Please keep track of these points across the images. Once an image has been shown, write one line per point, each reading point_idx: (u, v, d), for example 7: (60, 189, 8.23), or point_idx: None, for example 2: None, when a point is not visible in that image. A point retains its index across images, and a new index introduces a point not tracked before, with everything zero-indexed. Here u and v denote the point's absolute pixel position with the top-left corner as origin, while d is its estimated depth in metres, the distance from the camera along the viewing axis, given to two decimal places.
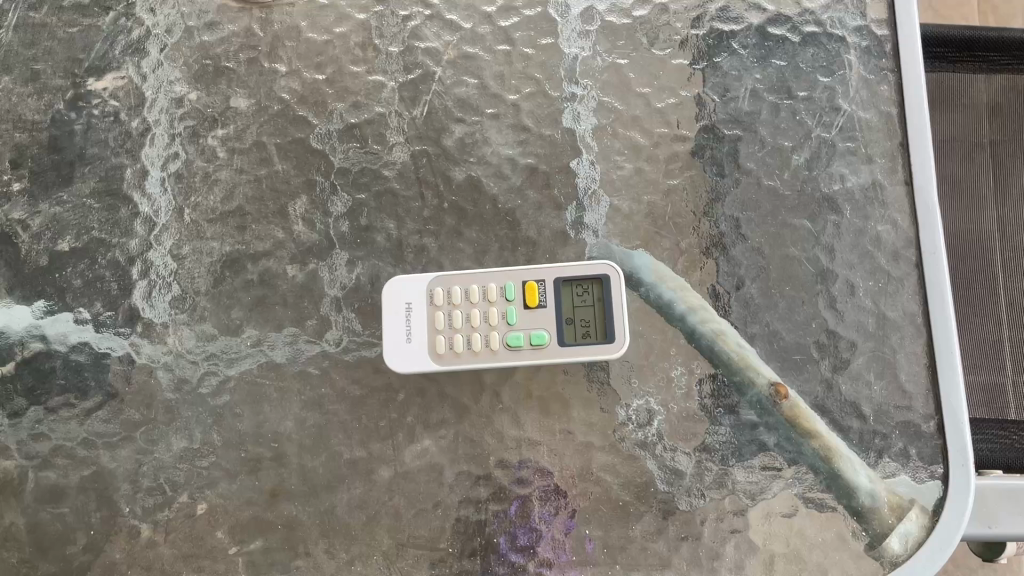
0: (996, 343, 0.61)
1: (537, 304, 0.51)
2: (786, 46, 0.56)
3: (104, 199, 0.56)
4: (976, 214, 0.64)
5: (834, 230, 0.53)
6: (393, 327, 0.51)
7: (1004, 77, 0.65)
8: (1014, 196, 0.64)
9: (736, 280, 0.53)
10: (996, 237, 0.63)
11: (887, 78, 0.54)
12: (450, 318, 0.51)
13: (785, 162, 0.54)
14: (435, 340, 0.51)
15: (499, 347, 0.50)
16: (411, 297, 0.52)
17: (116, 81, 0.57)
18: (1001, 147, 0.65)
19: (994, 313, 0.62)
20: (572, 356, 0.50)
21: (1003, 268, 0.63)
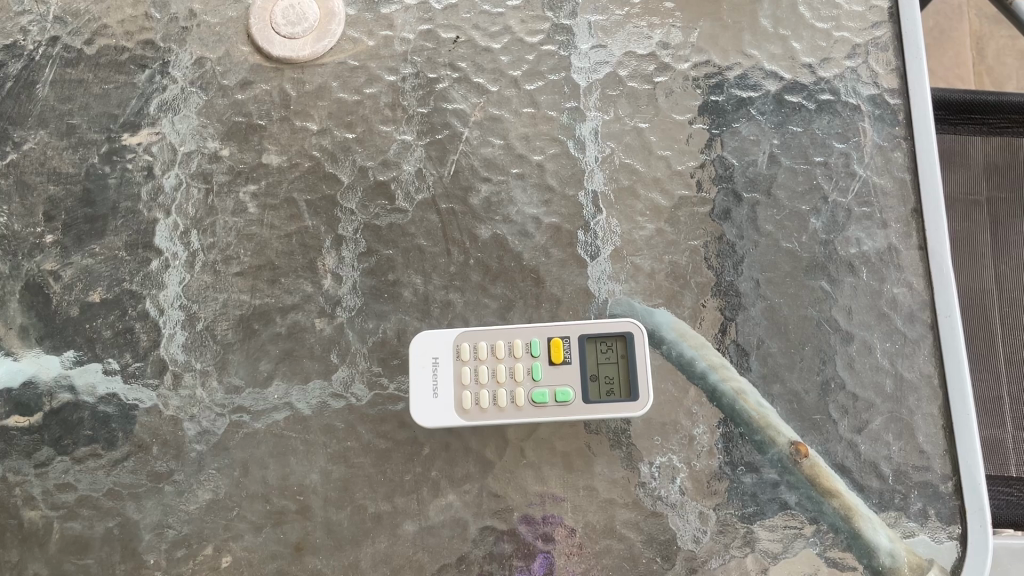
0: (996, 399, 0.62)
1: (562, 361, 0.52)
2: (802, 113, 0.57)
3: (136, 252, 0.57)
4: (976, 271, 0.66)
5: (850, 292, 0.54)
6: (418, 382, 0.52)
7: (999, 139, 0.68)
8: (1011, 255, 0.66)
9: (756, 340, 0.54)
10: (995, 293, 0.65)
11: (900, 146, 0.56)
12: (476, 373, 0.52)
13: (803, 225, 0.56)
14: (460, 396, 0.52)
15: (525, 404, 0.51)
16: (437, 352, 0.53)
17: (151, 137, 0.59)
18: (998, 205, 0.67)
19: (995, 368, 0.63)
20: (596, 414, 0.51)
21: (1002, 323, 0.64)
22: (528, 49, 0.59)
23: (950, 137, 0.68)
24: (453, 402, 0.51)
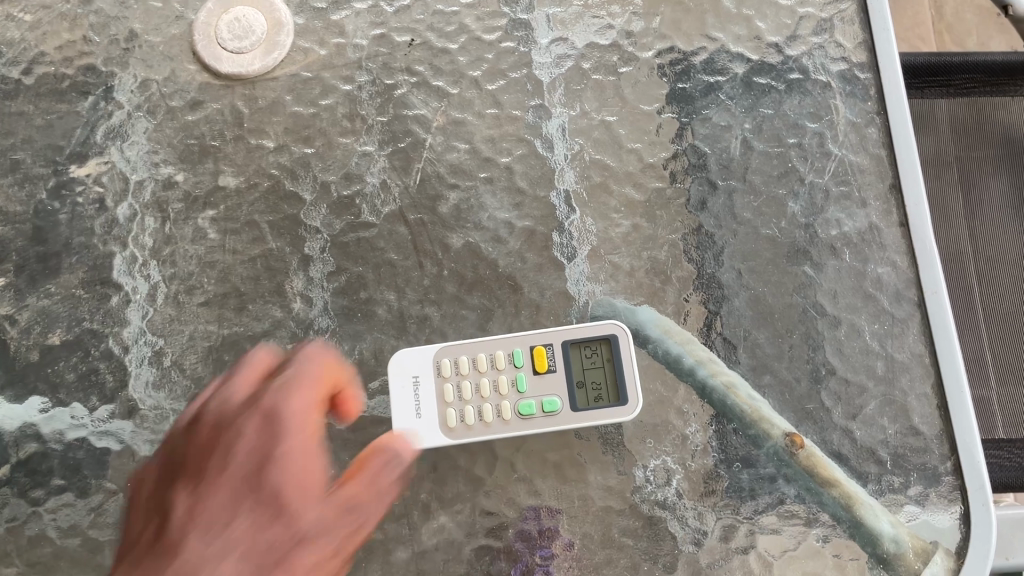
0: (979, 358, 0.61)
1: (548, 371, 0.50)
2: (772, 94, 0.56)
3: (94, 289, 0.54)
4: (948, 231, 0.64)
5: (835, 275, 0.53)
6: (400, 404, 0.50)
7: (966, 100, 0.67)
8: (983, 214, 0.65)
9: (742, 331, 0.53)
10: (969, 253, 0.64)
11: (874, 121, 0.55)
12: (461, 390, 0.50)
13: (782, 210, 0.54)
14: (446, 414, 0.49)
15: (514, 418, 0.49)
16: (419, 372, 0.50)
17: (100, 167, 0.56)
18: (967, 164, 0.66)
19: (976, 326, 0.62)
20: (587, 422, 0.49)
21: (979, 281, 0.63)
22: (487, 47, 0.58)
23: (917, 101, 0.67)
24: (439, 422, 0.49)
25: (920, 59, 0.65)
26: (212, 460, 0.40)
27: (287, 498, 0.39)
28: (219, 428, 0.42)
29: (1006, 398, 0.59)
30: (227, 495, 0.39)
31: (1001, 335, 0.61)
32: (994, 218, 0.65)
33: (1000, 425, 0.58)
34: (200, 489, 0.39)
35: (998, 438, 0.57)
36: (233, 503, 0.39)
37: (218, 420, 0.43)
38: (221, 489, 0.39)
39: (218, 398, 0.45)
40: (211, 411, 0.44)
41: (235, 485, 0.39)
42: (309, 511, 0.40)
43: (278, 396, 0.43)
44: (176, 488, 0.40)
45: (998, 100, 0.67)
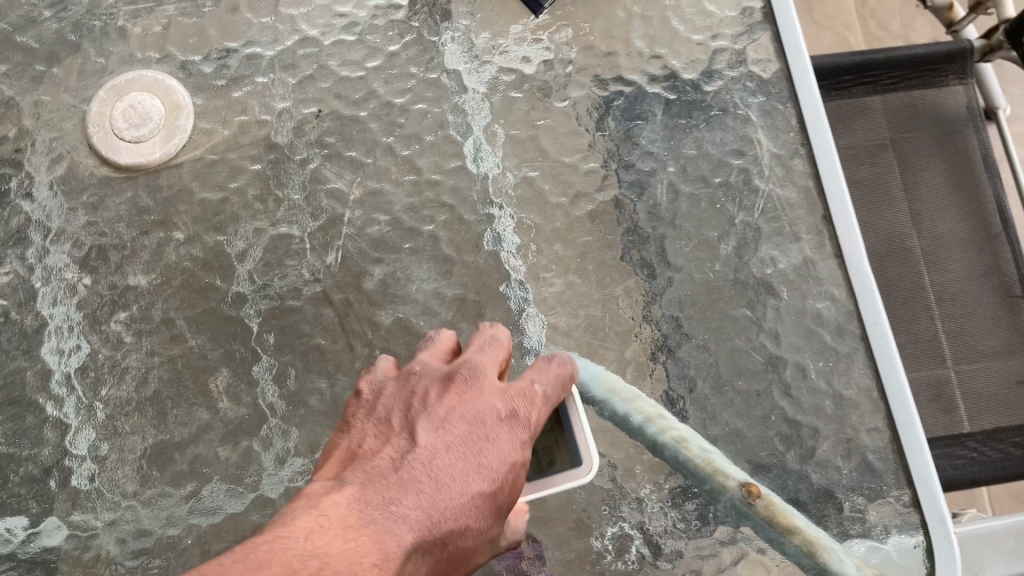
0: (933, 341, 0.61)
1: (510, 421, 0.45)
2: (693, 133, 0.55)
3: (7, 410, 0.52)
4: (891, 215, 0.64)
5: (774, 315, 0.52)
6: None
7: (901, 91, 0.66)
8: (924, 193, 0.64)
9: (688, 382, 0.51)
10: (914, 234, 0.64)
11: (798, 152, 0.53)
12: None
13: (714, 253, 0.53)
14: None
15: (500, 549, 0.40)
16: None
17: (2, 277, 0.54)
18: (903, 145, 0.66)
19: (927, 309, 0.62)
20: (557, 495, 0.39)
21: (927, 262, 0.63)
22: (398, 111, 0.56)
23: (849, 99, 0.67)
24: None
25: (844, 58, 0.66)
26: (457, 421, 0.36)
27: (506, 498, 0.36)
28: (463, 383, 0.38)
29: (964, 381, 0.60)
30: (453, 462, 0.35)
31: (953, 315, 0.62)
32: (937, 201, 0.64)
33: (965, 416, 0.59)
34: (431, 459, 0.35)
35: (961, 431, 0.58)
36: (484, 516, 0.35)
37: (460, 387, 0.37)
38: (460, 490, 0.34)
39: (467, 369, 0.38)
40: (459, 371, 0.38)
41: (446, 471, 0.34)
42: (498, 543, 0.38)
43: (518, 431, 0.37)
44: (370, 466, 0.35)
45: (930, 90, 0.66)
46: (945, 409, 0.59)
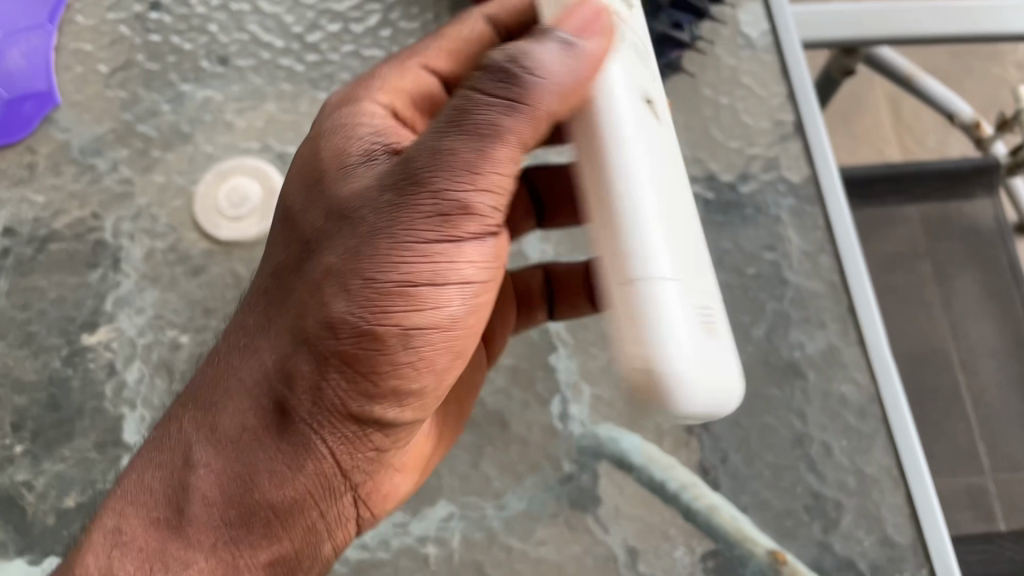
0: (971, 444, 0.73)
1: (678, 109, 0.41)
2: (729, 229, 0.61)
3: (106, 451, 0.58)
4: (928, 323, 0.77)
5: (802, 395, 0.57)
6: (733, 390, 0.36)
7: (929, 204, 0.79)
8: (957, 303, 0.77)
9: (720, 453, 0.56)
10: (949, 341, 0.76)
11: (825, 249, 0.59)
12: (692, 237, 0.38)
13: (747, 335, 0.58)
14: (666, 229, 0.36)
15: (533, 75, 0.37)
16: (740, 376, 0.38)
17: (110, 334, 0.60)
18: (938, 256, 0.78)
19: (963, 411, 0.74)
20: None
21: (962, 368, 0.75)
22: None
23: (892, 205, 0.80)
24: (681, 260, 0.36)
25: (881, 170, 0.81)
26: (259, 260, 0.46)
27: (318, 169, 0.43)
28: None
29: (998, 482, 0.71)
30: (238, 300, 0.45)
31: (988, 419, 0.73)
32: (974, 308, 0.76)
33: (1001, 517, 0.70)
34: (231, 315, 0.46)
35: (999, 529, 0.69)
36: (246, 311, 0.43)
37: None
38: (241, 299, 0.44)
39: None
40: None
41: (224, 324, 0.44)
42: (364, 180, 0.40)
43: (318, 138, 0.45)
44: None
45: (955, 200, 0.79)
46: (983, 515, 0.70)
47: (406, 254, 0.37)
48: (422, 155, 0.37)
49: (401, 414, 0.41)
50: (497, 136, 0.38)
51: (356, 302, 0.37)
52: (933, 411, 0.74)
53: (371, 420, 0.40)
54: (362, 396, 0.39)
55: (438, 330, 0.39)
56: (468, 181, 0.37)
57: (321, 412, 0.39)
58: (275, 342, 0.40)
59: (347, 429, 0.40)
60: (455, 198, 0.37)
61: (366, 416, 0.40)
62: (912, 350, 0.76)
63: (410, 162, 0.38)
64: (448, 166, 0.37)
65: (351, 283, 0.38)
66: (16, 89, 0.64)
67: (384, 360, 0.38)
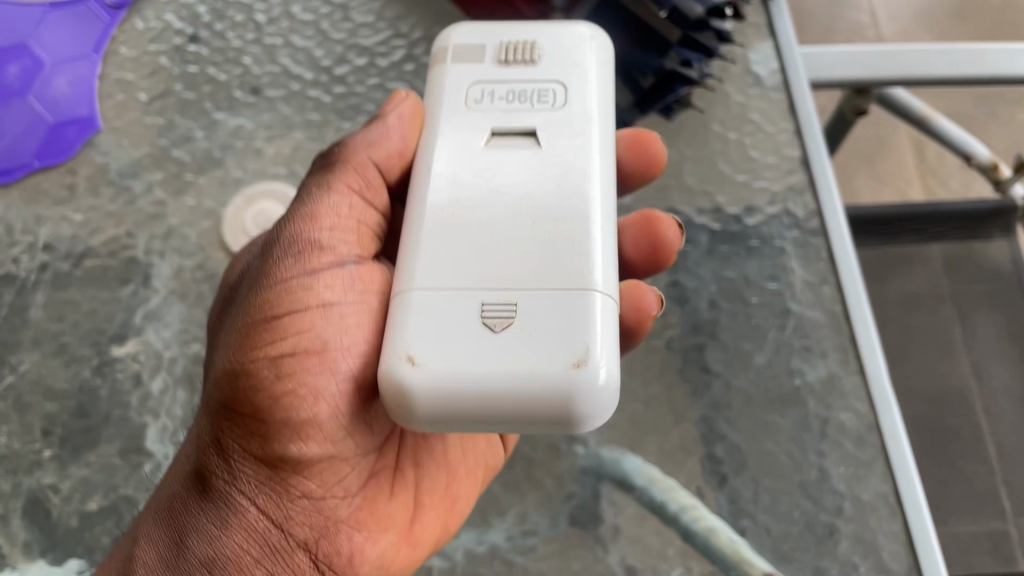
0: (994, 487, 0.76)
1: (559, 120, 0.43)
2: (734, 259, 0.63)
3: (129, 457, 0.60)
4: (954, 367, 0.80)
5: (802, 422, 0.58)
6: (502, 370, 0.36)
7: (947, 242, 0.83)
8: (979, 346, 0.80)
9: (720, 476, 0.57)
10: (973, 386, 0.79)
11: (827, 280, 0.61)
12: (529, 236, 0.40)
13: (749, 362, 0.60)
14: (434, 247, 0.40)
15: (348, 151, 0.47)
16: (581, 346, 0.36)
17: (138, 346, 0.64)
18: (961, 299, 0.81)
19: (985, 454, 0.77)
20: (466, 64, 0.46)
21: (985, 413, 0.78)
22: None
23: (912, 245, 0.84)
24: (443, 271, 0.39)
25: (894, 211, 0.85)
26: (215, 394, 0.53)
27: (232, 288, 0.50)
28: None
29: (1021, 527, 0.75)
30: None
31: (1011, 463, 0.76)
32: (995, 352, 0.79)
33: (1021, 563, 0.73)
34: None
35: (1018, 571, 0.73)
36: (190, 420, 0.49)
37: None
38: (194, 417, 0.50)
39: None
40: None
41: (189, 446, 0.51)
42: (250, 273, 0.46)
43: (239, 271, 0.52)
44: None
45: (973, 242, 0.82)
46: (1003, 557, 0.74)
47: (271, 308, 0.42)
48: (278, 227, 0.46)
49: (306, 448, 0.42)
50: (330, 191, 0.46)
51: (234, 353, 0.43)
52: (957, 454, 0.78)
53: (278, 459, 0.42)
54: (254, 438, 0.42)
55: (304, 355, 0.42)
56: (312, 226, 0.45)
57: (232, 456, 0.43)
58: (198, 423, 0.46)
59: (259, 473, 0.43)
60: (305, 240, 0.44)
61: (267, 453, 0.42)
62: (939, 392, 0.80)
63: (274, 234, 0.46)
64: (295, 223, 0.45)
65: (233, 341, 0.43)
66: (62, 114, 0.68)
67: (263, 397, 0.41)
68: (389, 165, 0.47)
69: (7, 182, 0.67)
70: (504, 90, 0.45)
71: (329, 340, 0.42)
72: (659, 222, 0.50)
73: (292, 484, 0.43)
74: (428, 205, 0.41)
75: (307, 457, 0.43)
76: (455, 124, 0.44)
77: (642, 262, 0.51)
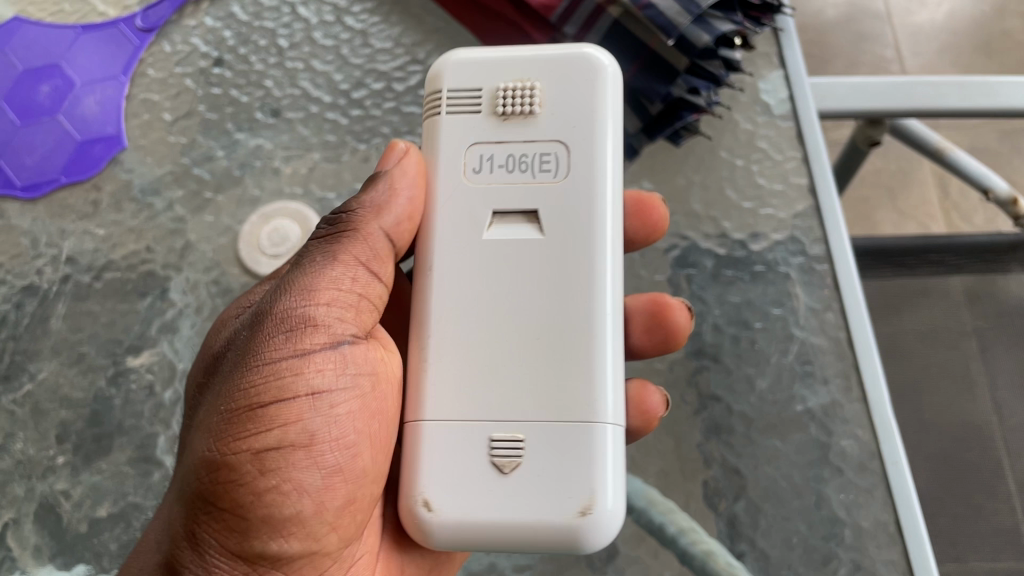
0: (1014, 525, 0.77)
1: (562, 202, 0.45)
2: (739, 284, 0.63)
3: (139, 466, 0.62)
4: (975, 402, 0.81)
5: (802, 447, 0.58)
6: (512, 509, 0.41)
7: (966, 275, 0.83)
8: (1001, 382, 0.81)
9: (718, 500, 0.57)
10: (994, 422, 0.80)
11: (831, 306, 0.61)
12: (534, 360, 0.43)
13: (751, 387, 0.60)
14: (444, 373, 0.44)
15: (354, 228, 0.47)
16: (587, 487, 0.41)
17: (153, 358, 0.65)
18: (985, 334, 0.82)
19: (1004, 492, 0.78)
20: (461, 117, 0.47)
21: (1006, 448, 0.79)
22: None
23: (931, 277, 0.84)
24: (455, 403, 0.44)
25: (911, 242, 0.86)
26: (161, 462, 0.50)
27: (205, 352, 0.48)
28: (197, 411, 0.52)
29: None
30: None
31: None
32: (1016, 388, 0.80)
33: None
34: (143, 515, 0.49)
35: None
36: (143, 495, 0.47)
37: None
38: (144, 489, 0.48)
39: None
40: None
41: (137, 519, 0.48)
42: (233, 345, 0.46)
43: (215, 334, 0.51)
44: None
45: (995, 275, 0.82)
46: None
47: (259, 394, 0.42)
48: (270, 298, 0.45)
49: (287, 545, 0.42)
50: (334, 262, 0.46)
51: (214, 438, 0.41)
52: (976, 488, 0.78)
53: (255, 554, 0.41)
54: (235, 529, 0.41)
55: (291, 450, 0.42)
56: (307, 301, 0.44)
57: (206, 551, 0.41)
58: (166, 509, 0.44)
59: (235, 568, 0.41)
60: (297, 316, 0.44)
61: (247, 550, 0.41)
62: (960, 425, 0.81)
63: (262, 307, 0.45)
64: (288, 297, 0.45)
65: (212, 424, 0.42)
66: (89, 133, 0.70)
67: (244, 490, 0.40)
68: (398, 229, 0.47)
69: (35, 197, 0.69)
70: (503, 156, 0.46)
71: (316, 432, 0.43)
72: (669, 308, 0.56)
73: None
74: (440, 314, 0.45)
75: (286, 552, 0.42)
76: (458, 203, 0.46)
77: (653, 342, 0.57)
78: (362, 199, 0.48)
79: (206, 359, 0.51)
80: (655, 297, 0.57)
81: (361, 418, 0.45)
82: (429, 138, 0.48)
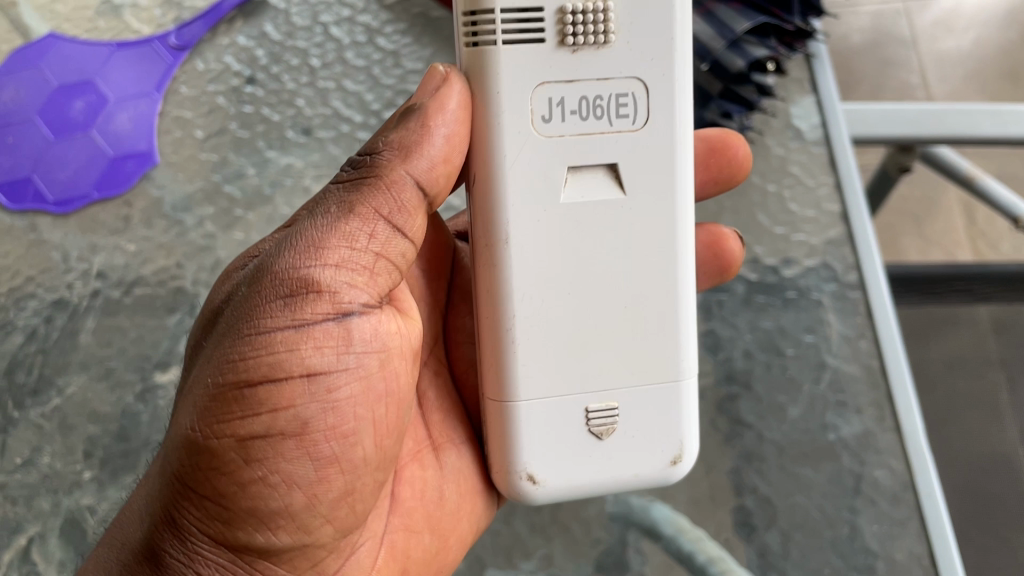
0: None
1: (645, 155, 0.45)
2: (770, 310, 0.62)
3: None
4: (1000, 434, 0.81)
5: (835, 477, 0.57)
6: (615, 471, 0.46)
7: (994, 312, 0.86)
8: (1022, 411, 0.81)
9: (749, 528, 0.56)
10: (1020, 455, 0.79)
11: (864, 334, 0.60)
12: (625, 323, 0.46)
13: (782, 414, 0.59)
14: (535, 349, 0.45)
15: (382, 179, 0.43)
16: (677, 440, 0.47)
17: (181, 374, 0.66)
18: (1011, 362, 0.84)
19: None
20: (519, 47, 0.42)
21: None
22: None
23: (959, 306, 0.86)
24: (550, 378, 0.45)
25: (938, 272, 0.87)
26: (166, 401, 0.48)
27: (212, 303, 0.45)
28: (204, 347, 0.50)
29: None
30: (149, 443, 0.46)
31: None
32: None
33: None
34: None
35: None
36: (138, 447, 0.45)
37: None
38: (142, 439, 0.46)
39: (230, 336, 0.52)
40: None
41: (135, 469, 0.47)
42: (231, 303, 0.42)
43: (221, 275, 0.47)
44: None
45: None
46: None
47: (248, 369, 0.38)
48: (274, 253, 0.41)
49: (276, 537, 0.40)
50: (352, 216, 0.42)
51: (198, 415, 0.38)
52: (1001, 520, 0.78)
53: (239, 544, 0.39)
54: (222, 518, 0.38)
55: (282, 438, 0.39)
56: (314, 264, 0.40)
57: (188, 537, 0.39)
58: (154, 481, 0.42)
59: (221, 555, 0.39)
60: (300, 277, 0.40)
61: (232, 538, 0.39)
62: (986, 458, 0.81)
63: (265, 264, 0.41)
64: (293, 254, 0.40)
65: (197, 400, 0.39)
66: (121, 148, 0.71)
67: (227, 480, 0.38)
68: (430, 174, 0.44)
69: (67, 212, 0.70)
70: (573, 99, 0.43)
71: (309, 420, 0.39)
72: (723, 238, 0.57)
73: (253, 563, 0.40)
74: (519, 288, 0.44)
75: (274, 544, 0.40)
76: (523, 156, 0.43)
77: (709, 275, 0.58)
78: (392, 140, 0.44)
79: (210, 304, 0.47)
80: (709, 227, 0.58)
81: (360, 404, 0.41)
82: (481, 67, 0.42)
